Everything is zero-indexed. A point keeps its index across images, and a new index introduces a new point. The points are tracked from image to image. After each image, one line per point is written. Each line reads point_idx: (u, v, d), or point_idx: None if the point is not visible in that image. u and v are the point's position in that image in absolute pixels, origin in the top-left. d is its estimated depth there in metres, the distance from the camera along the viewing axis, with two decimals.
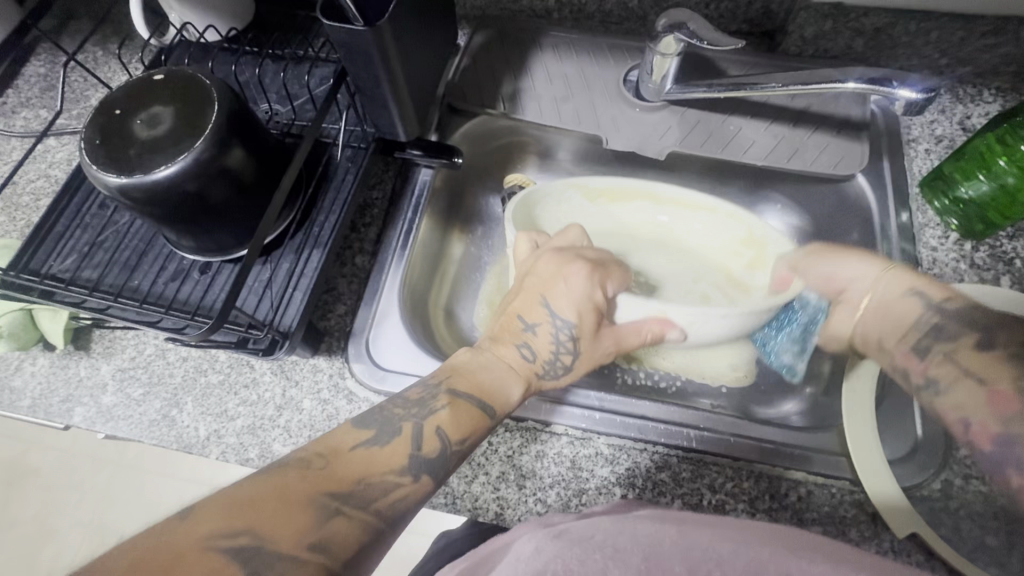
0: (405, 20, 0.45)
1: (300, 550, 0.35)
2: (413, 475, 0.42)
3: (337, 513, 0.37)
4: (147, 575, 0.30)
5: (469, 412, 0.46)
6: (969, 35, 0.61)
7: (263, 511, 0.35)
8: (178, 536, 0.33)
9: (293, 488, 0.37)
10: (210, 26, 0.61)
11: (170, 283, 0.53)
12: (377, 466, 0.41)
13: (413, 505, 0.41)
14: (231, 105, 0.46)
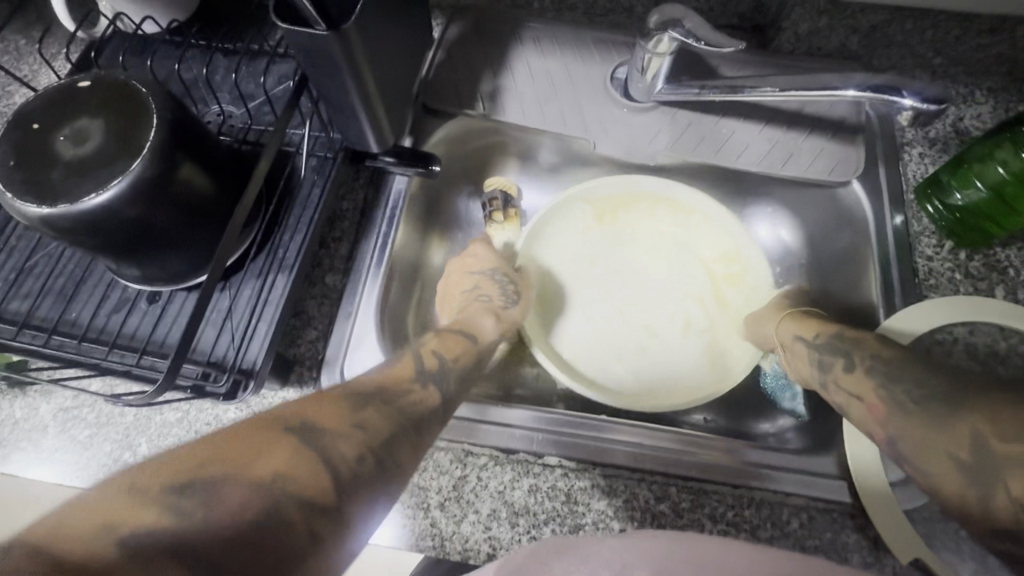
0: (374, 19, 0.40)
1: (343, 431, 0.37)
2: (424, 384, 0.45)
3: (361, 406, 0.40)
4: (212, 463, 0.31)
5: (450, 343, 0.53)
6: (966, 34, 0.58)
7: (303, 412, 0.37)
8: (221, 439, 0.33)
9: (318, 402, 0.39)
10: (147, 17, 0.53)
11: (114, 315, 0.47)
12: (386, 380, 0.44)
13: (426, 411, 0.44)
14: (173, 116, 0.40)
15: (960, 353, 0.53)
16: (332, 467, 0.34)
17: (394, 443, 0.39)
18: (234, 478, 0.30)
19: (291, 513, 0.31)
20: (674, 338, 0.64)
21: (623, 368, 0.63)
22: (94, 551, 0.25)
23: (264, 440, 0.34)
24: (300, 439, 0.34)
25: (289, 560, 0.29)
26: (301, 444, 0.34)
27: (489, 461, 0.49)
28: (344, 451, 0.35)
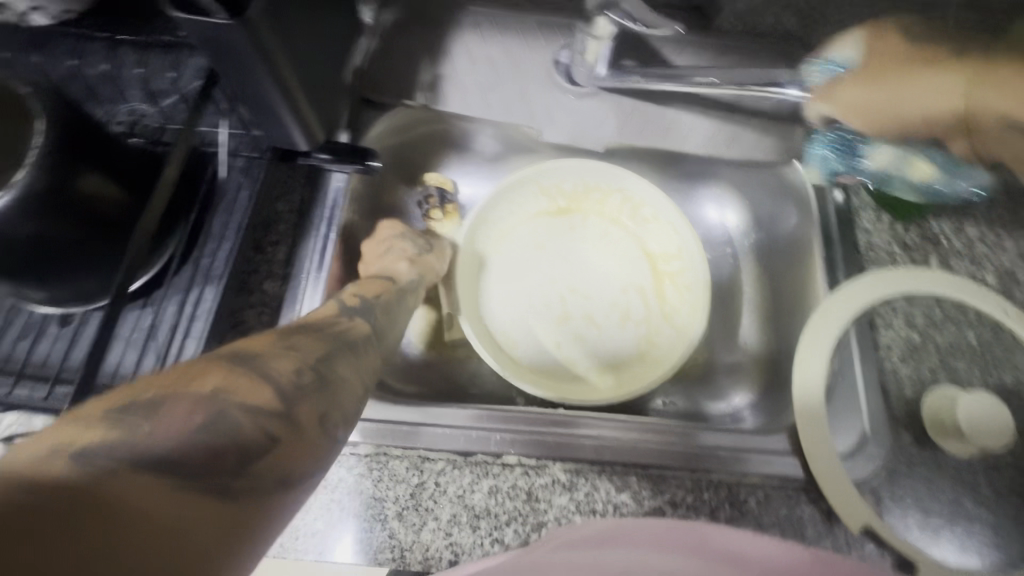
0: (286, 7, 0.37)
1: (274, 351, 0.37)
2: (352, 317, 0.45)
3: (249, 361, 0.35)
4: (79, 433, 0.27)
5: (373, 287, 0.51)
6: (896, 10, 0.59)
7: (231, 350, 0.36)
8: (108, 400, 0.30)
9: (215, 357, 0.35)
10: (34, 7, 0.48)
11: (19, 342, 0.43)
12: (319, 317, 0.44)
13: (358, 339, 0.44)
14: (63, 118, 0.36)
15: (899, 324, 0.53)
16: (272, 380, 0.35)
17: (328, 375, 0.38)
18: (175, 397, 0.30)
19: (240, 420, 0.31)
20: (611, 328, 0.64)
21: (562, 356, 0.63)
22: (53, 475, 0.24)
23: (202, 366, 0.34)
24: (238, 362, 0.35)
25: (255, 469, 0.31)
26: (243, 369, 0.34)
27: (448, 465, 0.48)
28: (282, 367, 0.36)
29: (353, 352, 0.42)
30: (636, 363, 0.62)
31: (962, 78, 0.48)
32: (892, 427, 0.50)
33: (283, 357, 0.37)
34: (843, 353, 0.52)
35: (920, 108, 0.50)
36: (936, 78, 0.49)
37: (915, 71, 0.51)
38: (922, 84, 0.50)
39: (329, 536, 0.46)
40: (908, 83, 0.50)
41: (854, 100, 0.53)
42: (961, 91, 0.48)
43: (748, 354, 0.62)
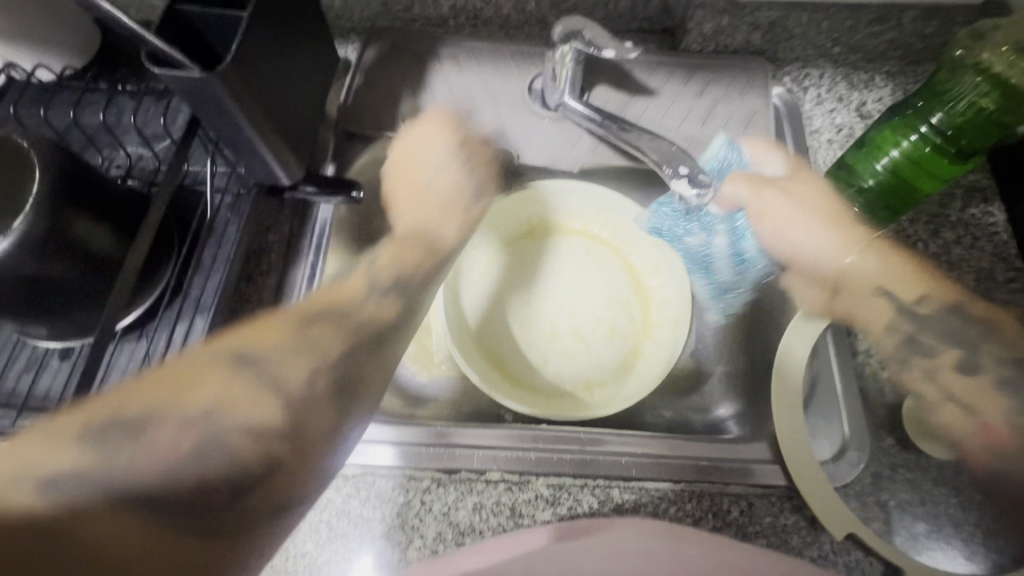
0: (262, 52, 0.39)
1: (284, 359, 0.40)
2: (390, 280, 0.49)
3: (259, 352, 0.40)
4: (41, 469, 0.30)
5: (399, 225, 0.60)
6: (858, 23, 0.61)
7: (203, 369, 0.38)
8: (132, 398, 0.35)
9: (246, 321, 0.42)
10: (40, 65, 0.51)
11: (23, 375, 0.45)
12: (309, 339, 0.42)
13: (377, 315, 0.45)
14: (61, 168, 0.39)
15: None
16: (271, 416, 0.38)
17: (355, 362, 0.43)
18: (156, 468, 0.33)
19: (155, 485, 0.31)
20: (598, 343, 0.65)
21: (551, 374, 0.64)
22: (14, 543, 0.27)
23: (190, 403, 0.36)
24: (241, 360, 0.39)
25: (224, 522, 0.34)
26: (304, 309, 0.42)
27: (433, 483, 0.49)
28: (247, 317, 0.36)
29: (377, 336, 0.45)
30: (624, 378, 0.63)
31: (858, 242, 0.53)
32: (873, 431, 0.51)
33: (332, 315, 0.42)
34: (823, 360, 0.53)
35: (786, 238, 0.56)
36: (846, 223, 0.54)
37: (813, 175, 0.57)
38: (831, 224, 0.54)
39: (319, 558, 0.47)
40: (803, 209, 0.55)
41: (755, 184, 0.57)
42: (885, 274, 0.51)
43: (734, 365, 0.62)
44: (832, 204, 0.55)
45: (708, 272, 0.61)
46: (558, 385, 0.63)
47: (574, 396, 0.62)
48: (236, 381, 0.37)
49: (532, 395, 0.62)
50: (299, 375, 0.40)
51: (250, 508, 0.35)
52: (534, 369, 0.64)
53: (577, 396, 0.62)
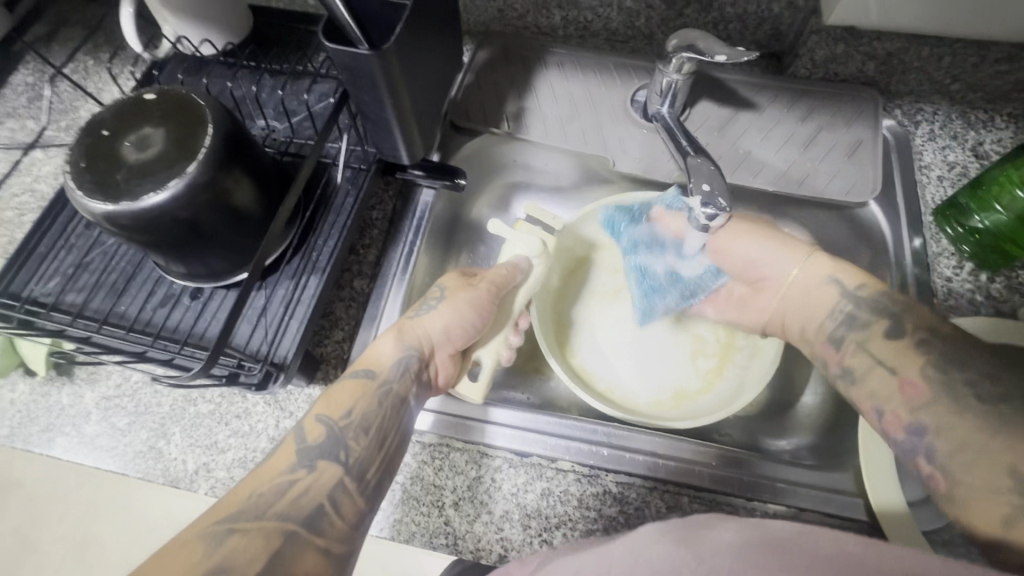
0: (413, 40, 0.43)
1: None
2: (319, 455, 0.42)
3: (231, 533, 0.36)
4: None
5: (345, 392, 0.46)
6: (984, 61, 0.59)
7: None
8: None
9: (190, 529, 0.37)
10: (205, 40, 0.58)
11: (159, 308, 0.51)
12: (226, 557, 0.35)
13: (327, 493, 0.41)
14: (227, 128, 0.44)
15: None
16: None
17: (292, 548, 0.37)
18: None
19: None
20: (680, 359, 0.65)
21: (630, 382, 0.64)
22: None
23: None
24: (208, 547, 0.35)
25: None
26: (233, 518, 0.37)
27: (504, 463, 0.51)
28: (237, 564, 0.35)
29: (320, 512, 0.40)
30: (705, 398, 0.63)
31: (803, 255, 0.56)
32: None
33: (254, 532, 0.37)
34: None
35: (746, 253, 0.59)
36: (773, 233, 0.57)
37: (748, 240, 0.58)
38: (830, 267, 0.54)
39: (390, 516, 0.49)
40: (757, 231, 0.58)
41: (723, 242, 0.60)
42: (787, 298, 0.57)
43: (815, 396, 0.61)
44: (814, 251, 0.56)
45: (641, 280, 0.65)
46: (637, 394, 0.63)
47: (653, 405, 0.62)
48: None
49: (611, 399, 0.62)
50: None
51: None
52: (614, 374, 0.65)
53: (657, 407, 0.62)
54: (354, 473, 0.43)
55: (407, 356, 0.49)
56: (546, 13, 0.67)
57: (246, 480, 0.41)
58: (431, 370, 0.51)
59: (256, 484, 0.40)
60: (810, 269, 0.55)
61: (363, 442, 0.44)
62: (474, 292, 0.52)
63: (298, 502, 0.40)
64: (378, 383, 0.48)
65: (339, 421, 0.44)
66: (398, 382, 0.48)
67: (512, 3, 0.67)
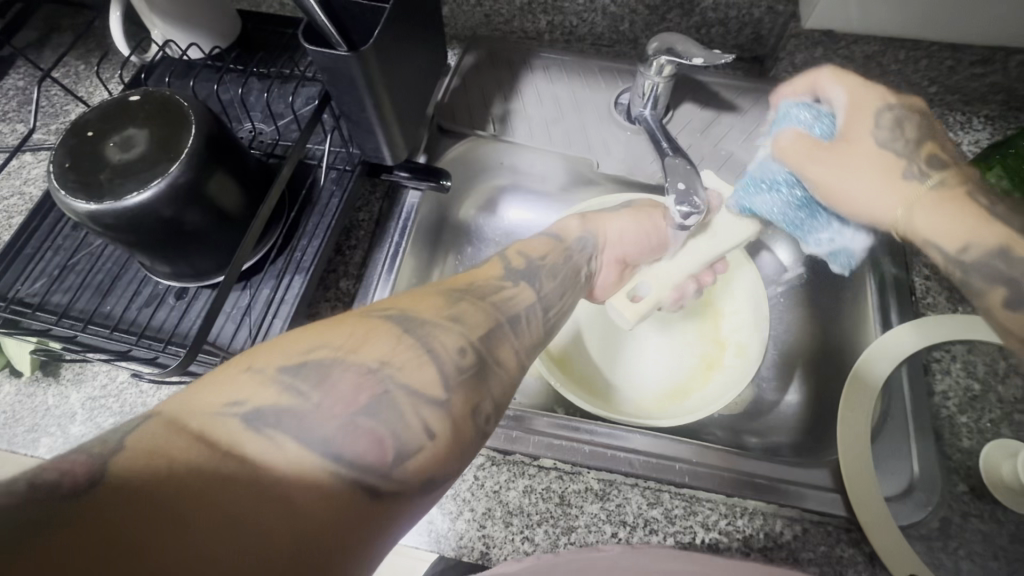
0: (393, 44, 0.44)
1: (441, 321, 0.38)
2: (514, 281, 0.46)
3: (462, 299, 0.41)
4: (156, 462, 0.25)
5: (536, 245, 0.53)
6: (958, 64, 0.61)
7: (372, 326, 0.36)
8: (291, 344, 0.33)
9: (429, 289, 0.42)
10: (192, 44, 0.59)
11: (143, 308, 0.51)
12: (457, 314, 0.39)
13: (523, 304, 0.45)
14: (211, 129, 0.44)
15: (958, 371, 0.52)
16: (438, 362, 0.35)
17: (499, 333, 0.40)
18: (341, 364, 0.32)
19: (364, 441, 0.30)
20: (669, 358, 0.66)
21: (621, 382, 0.65)
22: (193, 466, 0.25)
23: (365, 330, 0.35)
24: (452, 322, 0.38)
25: (384, 488, 0.30)
26: (449, 301, 0.40)
27: (487, 461, 0.51)
28: (447, 341, 0.37)
29: (520, 318, 0.43)
30: (694, 395, 0.63)
31: (897, 194, 0.49)
32: (945, 475, 0.49)
33: (468, 305, 0.41)
34: (894, 396, 0.52)
35: (851, 179, 0.50)
36: (856, 140, 0.51)
37: (874, 128, 0.51)
38: (946, 216, 0.47)
39: None
40: (846, 105, 0.52)
41: (798, 159, 0.51)
42: (897, 201, 0.49)
43: (796, 395, 0.61)
44: (947, 178, 0.48)
45: (800, 220, 0.55)
46: (628, 392, 0.64)
47: (643, 403, 0.63)
48: (258, 506, 0.25)
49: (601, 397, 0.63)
50: (451, 347, 0.36)
51: (387, 512, 0.30)
52: (604, 373, 0.65)
53: (648, 404, 0.63)
54: (542, 306, 0.46)
55: (588, 236, 0.57)
56: (532, 18, 0.68)
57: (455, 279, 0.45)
58: (601, 261, 0.57)
59: (476, 278, 0.45)
60: (912, 203, 0.48)
61: (547, 289, 0.48)
62: (663, 210, 0.59)
63: (505, 308, 0.43)
64: (566, 244, 0.55)
65: (522, 259, 0.50)
66: (581, 252, 0.55)
67: (498, 8, 0.68)
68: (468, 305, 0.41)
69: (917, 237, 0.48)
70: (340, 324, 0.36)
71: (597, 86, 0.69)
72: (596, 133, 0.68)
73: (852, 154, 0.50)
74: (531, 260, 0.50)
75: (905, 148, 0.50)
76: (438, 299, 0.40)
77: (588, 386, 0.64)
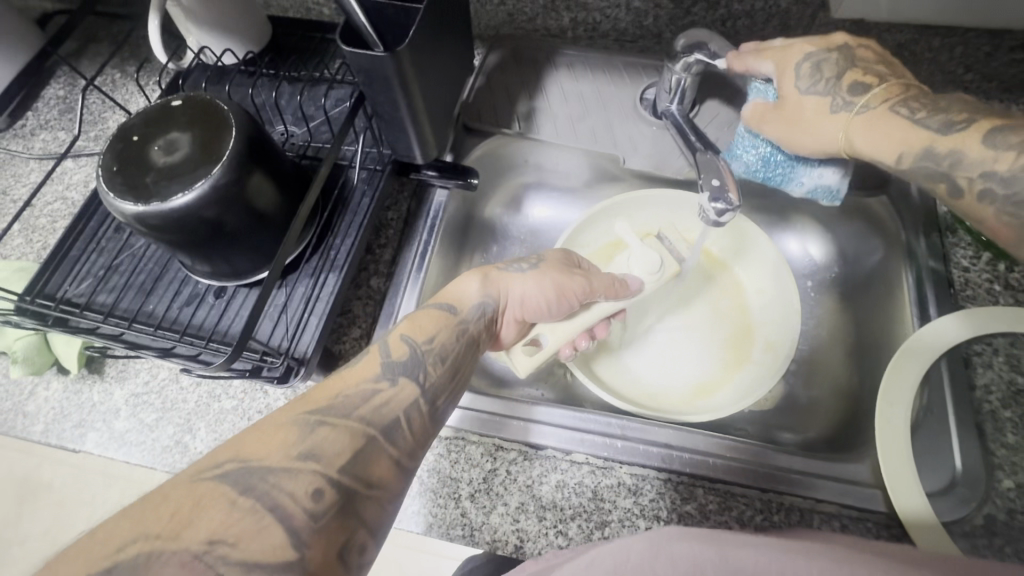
0: (426, 44, 0.44)
1: (288, 467, 0.35)
2: (394, 378, 0.43)
3: (322, 425, 0.38)
4: None
5: (429, 319, 0.48)
6: (996, 50, 0.59)
7: (200, 492, 0.33)
8: (106, 533, 0.30)
9: (279, 415, 0.38)
10: (227, 50, 0.61)
11: (185, 307, 0.53)
12: (316, 445, 0.37)
13: (402, 407, 0.42)
14: (249, 131, 0.46)
15: (1001, 365, 0.51)
16: (286, 518, 0.33)
17: (371, 452, 0.39)
18: (165, 557, 0.29)
19: None
20: (693, 356, 0.65)
21: (644, 380, 0.64)
22: None
23: (193, 496, 0.32)
24: (237, 476, 0.34)
25: None
26: (306, 426, 0.37)
27: (519, 456, 0.51)
28: (299, 491, 0.34)
29: (397, 424, 0.41)
30: (722, 393, 0.63)
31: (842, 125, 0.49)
32: (988, 471, 0.48)
33: (329, 432, 0.38)
34: (934, 391, 0.51)
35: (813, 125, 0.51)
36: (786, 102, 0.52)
37: (794, 77, 0.51)
38: (877, 132, 0.47)
39: (409, 508, 0.50)
40: (777, 64, 0.52)
41: (764, 124, 0.54)
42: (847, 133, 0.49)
43: (829, 390, 0.61)
44: (870, 100, 0.48)
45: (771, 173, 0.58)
46: (652, 391, 0.63)
47: (669, 401, 0.62)
48: None
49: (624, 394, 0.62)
50: (302, 494, 0.34)
51: None
52: (627, 371, 0.65)
53: (673, 403, 0.62)
54: (428, 397, 0.44)
55: (485, 301, 0.51)
56: (555, 15, 0.68)
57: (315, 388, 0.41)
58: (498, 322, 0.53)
59: (344, 384, 0.42)
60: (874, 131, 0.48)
61: (437, 381, 0.46)
62: (574, 275, 0.53)
63: (382, 414, 0.41)
64: (458, 318, 0.50)
65: (421, 343, 0.46)
66: (475, 322, 0.50)
67: (521, 7, 0.68)
68: (327, 430, 0.38)
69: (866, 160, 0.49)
70: (161, 493, 0.33)
71: (622, 82, 0.69)
72: (622, 129, 0.68)
73: (793, 106, 0.52)
74: (419, 347, 0.46)
75: (828, 87, 0.49)
76: (293, 430, 0.37)
77: (612, 384, 0.63)
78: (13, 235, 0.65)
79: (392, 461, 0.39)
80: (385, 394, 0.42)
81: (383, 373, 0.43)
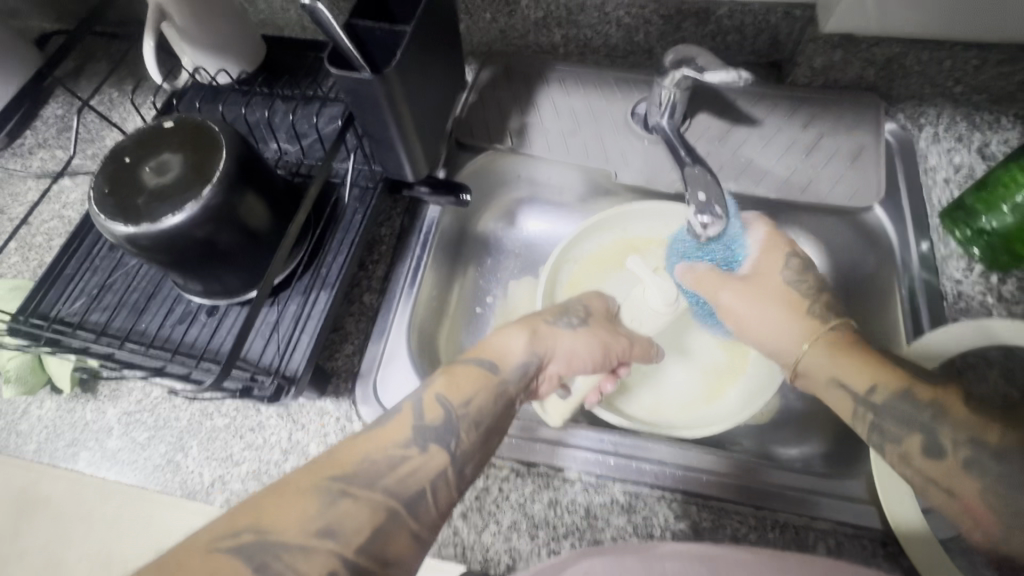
0: (414, 66, 0.45)
1: (308, 543, 0.35)
2: (425, 445, 0.42)
3: (343, 496, 0.38)
4: None
5: (467, 377, 0.47)
6: (984, 63, 0.59)
7: (216, 563, 0.33)
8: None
9: (299, 477, 0.38)
10: (221, 69, 0.61)
11: (177, 325, 0.53)
12: (337, 520, 0.37)
13: (431, 475, 0.41)
14: (240, 152, 0.46)
15: (994, 378, 0.51)
16: None
17: (393, 528, 0.38)
18: None
19: None
20: (686, 367, 0.65)
21: (637, 392, 0.64)
22: None
23: (207, 568, 0.33)
24: (257, 544, 0.34)
25: None
26: (326, 497, 0.37)
27: (512, 474, 0.51)
28: (313, 568, 0.34)
29: (421, 496, 0.40)
30: (715, 405, 0.63)
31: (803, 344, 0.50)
32: None
33: (352, 504, 0.38)
34: None
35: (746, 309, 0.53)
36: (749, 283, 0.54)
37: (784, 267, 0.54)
38: (842, 362, 0.48)
39: None
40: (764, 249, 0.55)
41: (714, 288, 0.55)
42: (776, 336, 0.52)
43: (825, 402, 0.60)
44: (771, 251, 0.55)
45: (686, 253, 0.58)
46: (646, 404, 0.63)
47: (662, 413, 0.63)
48: None
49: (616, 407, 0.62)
50: (318, 572, 0.34)
51: None
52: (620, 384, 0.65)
53: (667, 415, 0.62)
54: (457, 465, 0.43)
55: (529, 361, 0.50)
56: (547, 32, 0.69)
57: (337, 451, 0.41)
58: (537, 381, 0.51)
59: (372, 449, 0.41)
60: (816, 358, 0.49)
61: (468, 448, 0.44)
62: (620, 337, 0.54)
63: (410, 488, 0.40)
64: (499, 377, 0.48)
65: (457, 406, 0.45)
66: (517, 384, 0.49)
67: (513, 24, 0.69)
68: (347, 501, 0.38)
69: (800, 368, 0.50)
70: (177, 561, 0.33)
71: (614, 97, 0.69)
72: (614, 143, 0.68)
73: (763, 282, 0.54)
74: (455, 409, 0.45)
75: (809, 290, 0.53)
76: (312, 499, 0.37)
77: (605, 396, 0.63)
78: (9, 253, 0.66)
79: (417, 539, 0.39)
80: (415, 463, 0.41)
81: (414, 441, 0.43)
